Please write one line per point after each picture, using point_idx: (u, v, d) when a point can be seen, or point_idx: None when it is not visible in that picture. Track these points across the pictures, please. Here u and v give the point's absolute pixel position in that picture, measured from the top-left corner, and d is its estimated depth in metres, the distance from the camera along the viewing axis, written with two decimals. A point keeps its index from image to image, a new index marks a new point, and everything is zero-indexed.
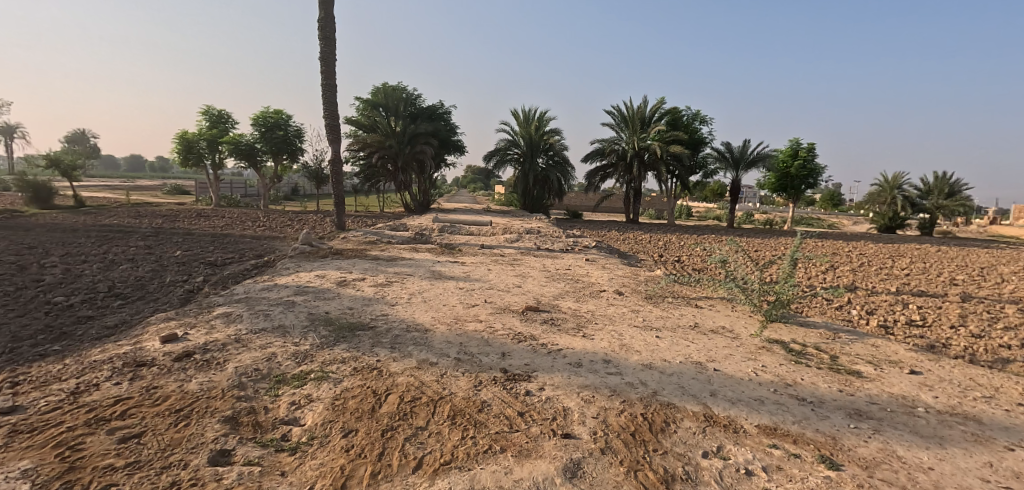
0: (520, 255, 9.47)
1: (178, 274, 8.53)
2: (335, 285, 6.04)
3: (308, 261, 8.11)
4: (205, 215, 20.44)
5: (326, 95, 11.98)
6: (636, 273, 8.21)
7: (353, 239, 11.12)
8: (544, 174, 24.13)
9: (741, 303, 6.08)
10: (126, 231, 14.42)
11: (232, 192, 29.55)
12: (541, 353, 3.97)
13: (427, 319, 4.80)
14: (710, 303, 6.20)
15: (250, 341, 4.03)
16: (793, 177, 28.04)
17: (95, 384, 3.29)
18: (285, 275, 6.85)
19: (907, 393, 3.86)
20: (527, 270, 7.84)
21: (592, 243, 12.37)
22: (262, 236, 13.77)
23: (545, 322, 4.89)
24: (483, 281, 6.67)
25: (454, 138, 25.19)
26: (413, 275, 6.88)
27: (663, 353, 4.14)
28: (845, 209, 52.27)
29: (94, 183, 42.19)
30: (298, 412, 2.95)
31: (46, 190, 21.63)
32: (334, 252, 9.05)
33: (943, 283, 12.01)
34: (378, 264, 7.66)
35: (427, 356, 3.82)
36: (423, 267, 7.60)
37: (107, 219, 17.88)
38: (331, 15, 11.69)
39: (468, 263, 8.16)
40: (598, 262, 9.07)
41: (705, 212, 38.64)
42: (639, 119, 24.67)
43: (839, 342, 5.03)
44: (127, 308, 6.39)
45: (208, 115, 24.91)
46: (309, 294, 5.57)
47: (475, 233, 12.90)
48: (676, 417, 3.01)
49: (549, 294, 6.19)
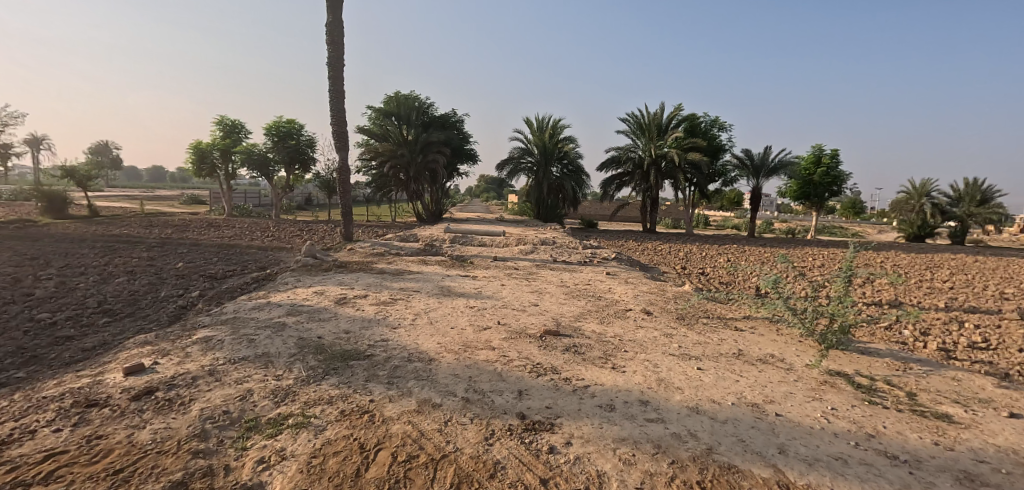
0: (536, 268, 8.88)
1: (174, 287, 8.08)
2: (333, 303, 5.49)
3: (310, 275, 7.57)
4: (215, 225, 20.28)
5: (334, 102, 11.57)
6: (663, 288, 7.55)
7: (362, 250, 10.66)
8: (559, 182, 23.52)
9: (789, 327, 5.37)
10: (132, 241, 14.15)
11: (244, 202, 29.46)
12: (565, 391, 3.33)
13: (433, 347, 4.18)
14: (752, 325, 5.50)
15: (226, 374, 3.47)
16: (816, 184, 27.05)
17: (30, 431, 2.75)
18: (282, 291, 6.32)
19: (1016, 445, 3.14)
20: (543, 285, 7.19)
21: (611, 254, 11.77)
22: (268, 247, 13.38)
23: (568, 349, 4.25)
24: (497, 298, 6.07)
25: (467, 147, 24.74)
26: (420, 291, 6.31)
27: (710, 392, 3.48)
28: (868, 216, 50.72)
29: (113, 193, 42.63)
30: (264, 476, 2.38)
31: (61, 199, 21.70)
32: (339, 265, 8.54)
33: (992, 298, 11.06)
34: (383, 278, 7.10)
35: (430, 395, 3.21)
36: (432, 282, 7.01)
37: (117, 230, 17.78)
38: (339, 20, 11.28)
39: (481, 277, 7.60)
40: (620, 275, 8.44)
41: (724, 221, 37.59)
42: (656, 126, 23.96)
43: (913, 376, 4.30)
44: (111, 326, 5.92)
45: (221, 125, 24.85)
46: (303, 314, 5.00)
47: (488, 243, 12.36)
48: (742, 487, 2.37)
49: (569, 314, 5.57)
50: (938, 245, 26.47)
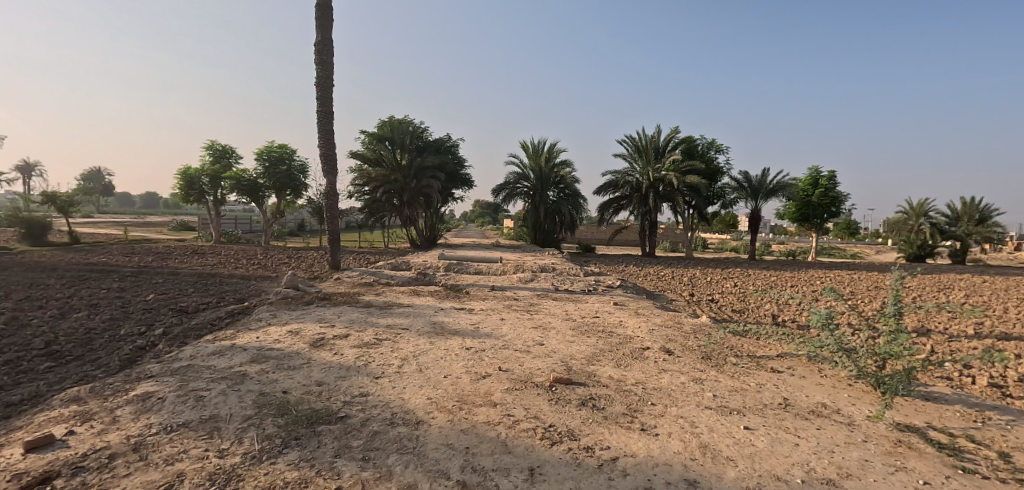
0: (537, 298, 8.19)
1: (137, 324, 7.29)
2: (308, 346, 4.73)
3: (288, 309, 6.83)
4: (200, 252, 19.49)
5: (323, 123, 11.02)
6: (679, 320, 6.86)
7: (349, 279, 9.93)
8: (555, 207, 22.97)
9: (835, 368, 4.66)
10: (107, 271, 13.31)
11: (233, 228, 28.69)
12: (588, 470, 2.62)
13: (422, 404, 3.44)
14: (789, 366, 4.80)
15: (156, 450, 2.75)
16: (815, 205, 26.73)
17: None
18: (252, 330, 5.56)
19: None
20: (546, 320, 6.47)
21: (616, 281, 11.11)
22: (251, 276, 12.59)
23: (585, 404, 3.54)
24: (496, 337, 5.34)
25: (462, 171, 24.28)
26: (410, 329, 5.58)
27: (769, 463, 2.78)
28: (864, 237, 50.64)
29: (103, 219, 41.92)
30: None
31: (41, 226, 20.92)
32: (322, 297, 7.80)
33: (1020, 322, 10.40)
34: (369, 314, 6.36)
35: (416, 478, 2.50)
36: (422, 317, 6.26)
37: (95, 257, 16.95)
38: (328, 38, 10.83)
39: (477, 311, 6.89)
40: (629, 306, 7.76)
41: (721, 244, 37.12)
42: (653, 149, 23.70)
43: (997, 429, 3.60)
44: (53, 373, 5.15)
45: (211, 150, 24.35)
46: (270, 360, 4.24)
47: (484, 271, 11.66)
48: None
49: (579, 355, 4.85)
50: (941, 266, 25.99)
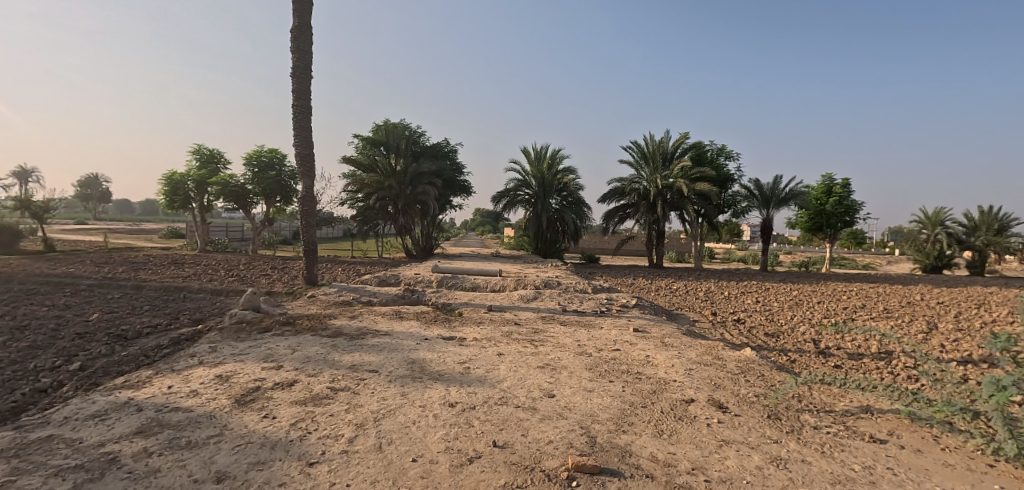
0: (542, 323, 6.91)
1: (56, 354, 5.97)
2: (230, 403, 3.42)
3: (237, 338, 5.54)
4: (179, 262, 18.20)
5: (299, 119, 9.82)
6: (718, 353, 5.55)
7: (325, 297, 8.65)
8: (558, 215, 21.71)
9: (973, 442, 3.31)
10: (64, 283, 12.02)
11: (221, 237, 27.39)
12: None
13: None
14: (894, 433, 3.51)
15: None
16: (829, 214, 25.39)
17: None
18: (172, 372, 4.23)
19: None
20: (555, 355, 5.16)
21: (627, 299, 9.83)
22: (221, 290, 11.27)
23: None
24: (491, 385, 4.03)
25: (460, 178, 23.08)
26: (380, 372, 4.28)
27: None
28: (869, 248, 49.17)
29: (90, 226, 40.26)
30: None
31: (11, 234, 19.59)
32: (283, 321, 6.47)
33: None
34: (333, 346, 5.10)
35: None
36: (398, 353, 4.94)
37: (65, 267, 15.70)
38: (307, 23, 9.67)
39: (471, 340, 5.61)
40: (653, 333, 6.49)
41: (729, 254, 35.72)
42: (661, 154, 22.53)
43: None
44: None
45: (199, 154, 23.15)
46: (165, 432, 2.94)
47: (480, 287, 10.36)
48: None
49: (605, 413, 3.57)
50: (963, 278, 24.49)
